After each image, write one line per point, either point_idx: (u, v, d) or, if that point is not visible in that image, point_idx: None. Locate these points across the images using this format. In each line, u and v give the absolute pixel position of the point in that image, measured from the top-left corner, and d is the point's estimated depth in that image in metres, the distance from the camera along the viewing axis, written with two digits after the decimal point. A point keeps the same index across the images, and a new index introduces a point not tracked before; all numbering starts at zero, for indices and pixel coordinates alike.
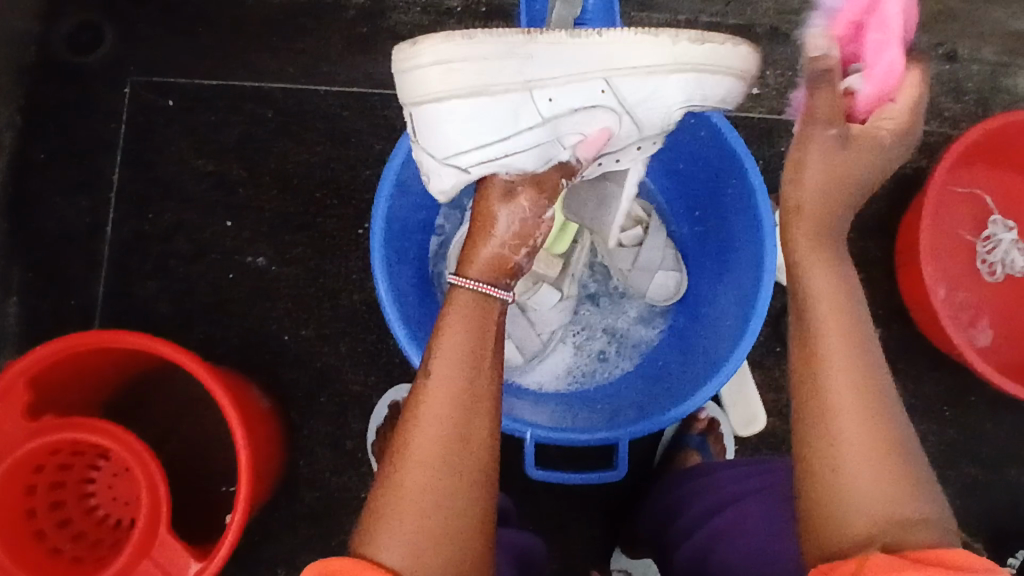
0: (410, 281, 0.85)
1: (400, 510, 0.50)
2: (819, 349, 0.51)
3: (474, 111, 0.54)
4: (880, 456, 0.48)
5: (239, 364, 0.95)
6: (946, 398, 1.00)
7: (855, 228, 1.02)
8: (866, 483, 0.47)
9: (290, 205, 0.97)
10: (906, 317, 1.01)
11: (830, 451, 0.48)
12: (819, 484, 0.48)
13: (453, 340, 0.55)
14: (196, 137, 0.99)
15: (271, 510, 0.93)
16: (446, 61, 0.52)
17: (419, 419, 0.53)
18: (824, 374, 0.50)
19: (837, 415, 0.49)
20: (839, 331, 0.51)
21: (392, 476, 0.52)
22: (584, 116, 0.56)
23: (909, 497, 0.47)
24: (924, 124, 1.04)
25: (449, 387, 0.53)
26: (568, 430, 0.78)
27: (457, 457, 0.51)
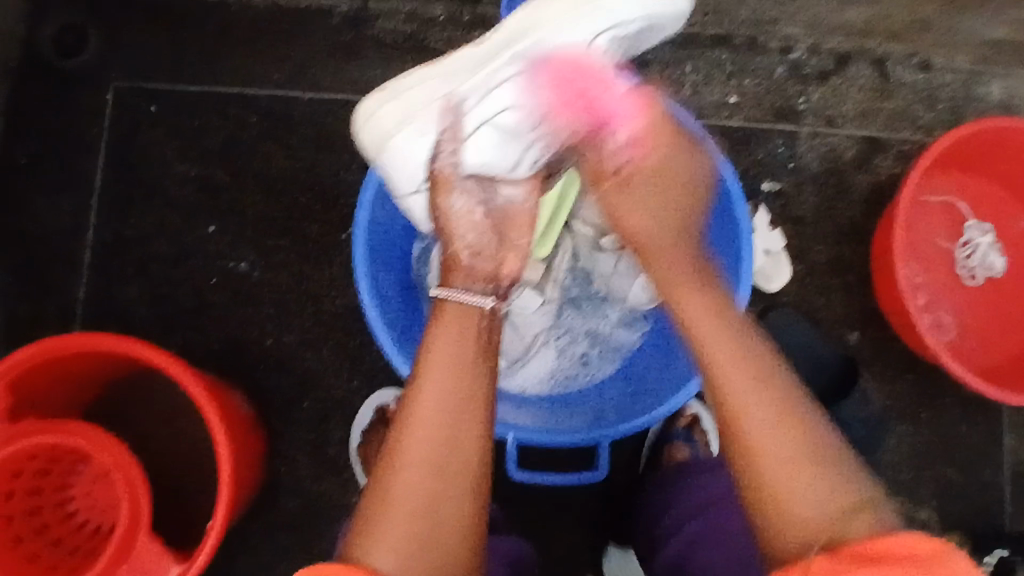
0: (392, 284, 0.86)
1: (392, 507, 0.52)
2: (718, 371, 0.57)
3: (414, 138, 0.65)
4: (806, 471, 0.52)
5: (221, 368, 0.95)
6: (922, 400, 1.01)
7: (832, 233, 1.04)
8: (795, 493, 0.52)
9: (274, 209, 0.98)
10: (881, 322, 1.03)
11: (756, 479, 0.53)
12: (756, 500, 0.53)
13: (443, 346, 0.59)
14: (179, 142, 0.99)
15: (253, 514, 0.93)
16: (377, 110, 0.66)
17: (409, 421, 0.55)
18: (739, 415, 0.55)
19: (757, 436, 0.54)
20: (740, 372, 0.56)
21: (384, 475, 0.54)
22: (507, 99, 0.63)
23: (837, 498, 0.51)
24: (898, 131, 1.07)
25: (440, 391, 0.56)
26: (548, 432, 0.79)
27: (450, 453, 0.54)
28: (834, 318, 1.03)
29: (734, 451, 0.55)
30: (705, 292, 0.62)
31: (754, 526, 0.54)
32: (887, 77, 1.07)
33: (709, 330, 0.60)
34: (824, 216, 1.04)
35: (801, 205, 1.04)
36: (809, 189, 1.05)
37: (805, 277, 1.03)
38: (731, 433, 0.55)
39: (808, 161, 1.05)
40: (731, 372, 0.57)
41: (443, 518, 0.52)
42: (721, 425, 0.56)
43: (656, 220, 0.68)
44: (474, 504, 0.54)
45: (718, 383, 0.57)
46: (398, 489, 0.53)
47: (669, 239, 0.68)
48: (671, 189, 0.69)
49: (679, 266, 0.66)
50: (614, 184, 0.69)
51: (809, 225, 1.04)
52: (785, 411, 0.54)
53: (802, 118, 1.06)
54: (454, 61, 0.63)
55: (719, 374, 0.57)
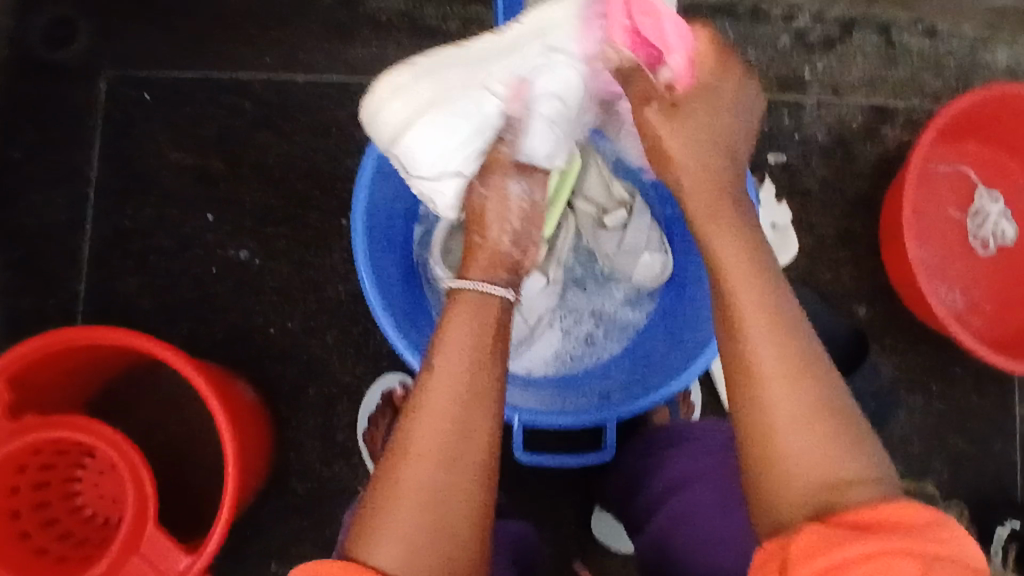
0: (394, 268, 0.85)
1: (396, 500, 0.51)
2: (734, 302, 0.53)
3: (450, 117, 0.63)
4: (818, 425, 0.49)
5: (225, 358, 0.95)
6: (933, 372, 1.00)
7: (839, 206, 1.03)
8: (795, 450, 0.48)
9: (273, 196, 0.96)
10: (891, 294, 1.01)
11: (761, 432, 0.50)
12: (755, 455, 0.50)
13: (455, 341, 0.57)
14: (174, 131, 0.97)
15: (262, 503, 0.93)
16: (399, 88, 0.64)
17: (415, 417, 0.54)
18: (752, 360, 0.51)
19: (769, 376, 0.50)
20: (761, 303, 0.52)
21: (387, 469, 0.52)
22: (548, 81, 0.65)
23: (841, 460, 0.48)
24: (906, 100, 1.04)
25: (450, 384, 0.54)
26: (556, 413, 0.78)
27: (457, 444, 0.52)
28: (844, 292, 1.01)
29: (744, 398, 0.51)
30: (725, 218, 0.56)
31: (746, 480, 0.51)
32: (894, 44, 1.05)
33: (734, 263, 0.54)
34: (831, 188, 1.03)
35: (808, 177, 1.02)
36: (816, 161, 1.03)
37: (813, 250, 1.02)
38: (738, 370, 0.51)
39: (814, 132, 1.03)
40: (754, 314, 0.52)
41: (447, 519, 0.51)
42: (730, 370, 0.52)
43: (699, 137, 0.58)
44: (479, 506, 0.52)
45: (733, 307, 0.53)
46: (402, 482, 0.51)
47: (705, 178, 0.58)
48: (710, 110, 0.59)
49: (710, 176, 0.58)
50: (660, 108, 0.60)
51: (817, 198, 1.02)
52: (802, 361, 0.50)
53: (808, 88, 1.03)
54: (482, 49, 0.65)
55: (736, 307, 0.52)
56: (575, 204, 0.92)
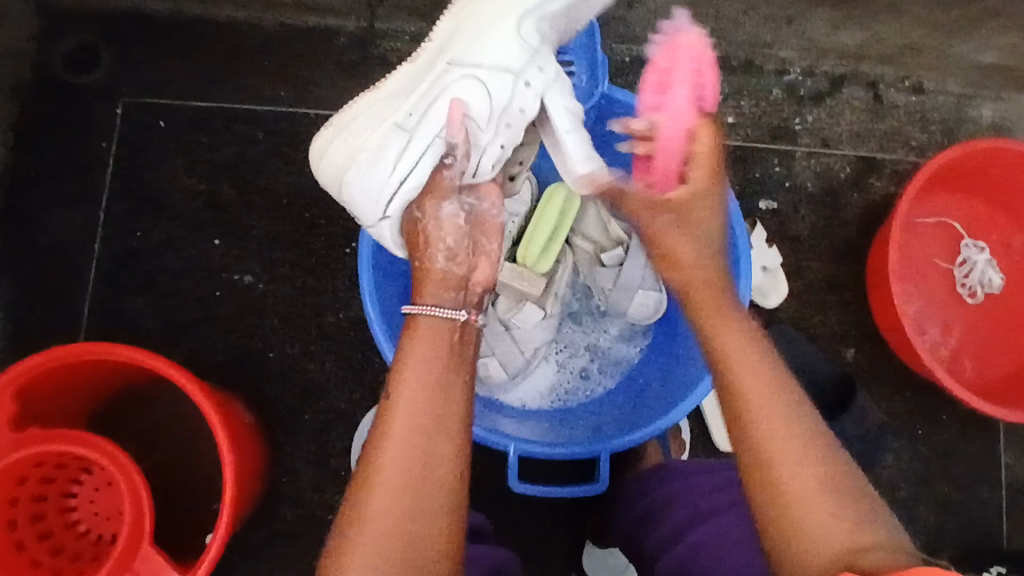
0: (395, 297, 0.86)
1: (367, 534, 0.51)
2: (737, 394, 0.55)
3: (366, 144, 0.63)
4: (831, 504, 0.50)
5: (224, 380, 0.96)
6: (919, 417, 1.02)
7: (828, 251, 1.06)
8: (813, 522, 0.50)
9: (279, 223, 0.99)
10: (877, 338, 1.04)
11: (783, 524, 0.51)
12: (774, 530, 0.51)
13: (419, 365, 0.57)
14: (187, 156, 1.00)
15: (253, 527, 0.93)
16: (338, 128, 0.67)
17: (380, 443, 0.54)
18: (759, 433, 0.53)
19: (778, 464, 0.52)
20: (768, 397, 0.54)
21: (357, 502, 0.53)
22: (458, 89, 0.61)
23: (857, 534, 0.49)
24: (892, 152, 1.09)
25: (412, 416, 0.54)
26: (551, 444, 0.80)
27: (423, 475, 0.53)
28: (831, 335, 1.04)
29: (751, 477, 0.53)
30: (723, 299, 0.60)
31: (768, 553, 0.52)
32: (881, 99, 1.10)
33: (738, 352, 0.57)
34: (820, 234, 1.06)
35: (797, 223, 1.06)
36: (805, 208, 1.06)
37: (802, 294, 1.04)
38: (755, 473, 0.53)
39: (804, 180, 1.07)
40: (760, 400, 0.54)
41: (421, 548, 0.51)
42: (738, 450, 0.54)
43: (699, 242, 0.62)
44: (446, 534, 0.52)
45: (735, 385, 0.55)
46: (372, 515, 0.52)
47: (699, 265, 0.62)
48: (704, 222, 0.62)
49: (715, 292, 0.61)
50: (669, 216, 0.62)
51: (806, 243, 1.06)
52: (810, 441, 0.53)
53: (799, 138, 1.08)
54: (397, 79, 0.65)
55: (748, 400, 0.54)
56: (573, 240, 0.94)
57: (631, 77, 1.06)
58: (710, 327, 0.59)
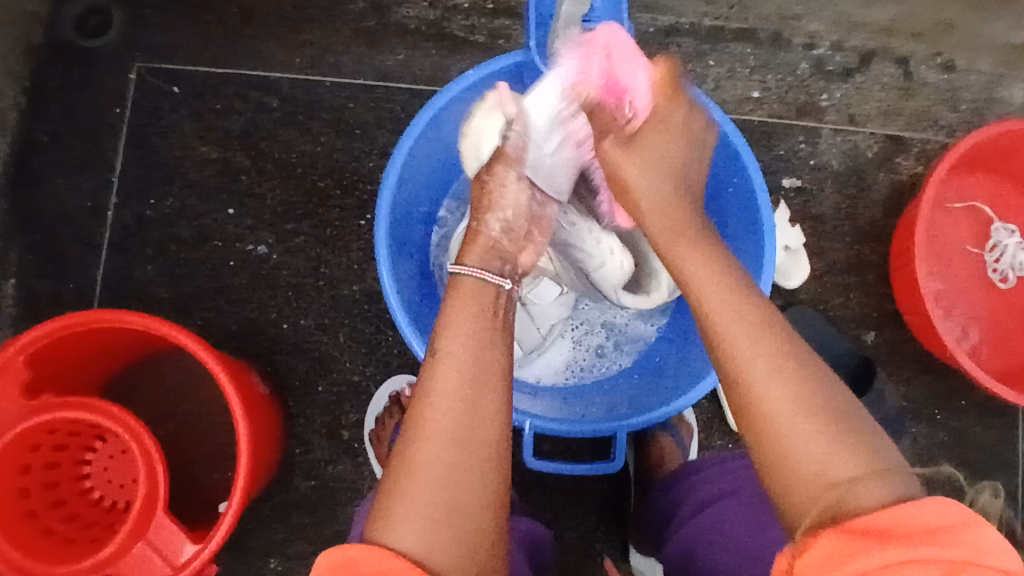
0: (411, 270, 0.86)
1: (410, 481, 0.51)
2: (715, 326, 0.56)
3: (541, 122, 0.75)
4: (828, 435, 0.50)
5: (237, 350, 0.95)
6: (938, 401, 0.99)
7: (851, 232, 1.03)
8: (807, 457, 0.49)
9: (294, 193, 0.98)
10: (900, 320, 1.01)
11: (777, 452, 0.50)
12: (771, 467, 0.51)
13: (460, 324, 0.60)
14: (200, 123, 0.99)
15: (267, 497, 0.93)
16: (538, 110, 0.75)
17: (432, 395, 0.55)
18: (745, 374, 0.53)
19: (768, 391, 0.52)
20: (748, 329, 0.55)
21: (404, 454, 0.53)
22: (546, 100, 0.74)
23: (849, 457, 0.49)
24: (921, 131, 1.06)
25: (461, 376, 0.56)
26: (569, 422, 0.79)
27: (471, 425, 0.54)
28: (853, 317, 1.01)
29: (751, 430, 0.52)
30: (689, 230, 0.65)
31: (774, 501, 0.51)
32: (911, 76, 1.06)
33: (705, 273, 0.60)
34: (844, 214, 1.04)
35: (821, 203, 1.04)
36: (830, 187, 1.04)
37: (824, 275, 1.02)
38: (744, 400, 0.53)
39: (828, 158, 1.05)
40: (741, 342, 0.54)
41: (458, 498, 0.51)
42: (736, 406, 0.53)
43: (657, 159, 0.69)
44: (494, 493, 0.53)
45: (717, 331, 0.56)
46: (416, 465, 0.52)
47: (697, 246, 0.63)
48: (663, 142, 0.70)
49: (683, 211, 0.67)
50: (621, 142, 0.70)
51: (829, 223, 1.03)
52: (802, 372, 0.52)
53: (825, 115, 1.05)
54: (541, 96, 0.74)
55: (726, 339, 0.55)
56: None
57: (655, 48, 1.03)
58: (682, 258, 0.62)
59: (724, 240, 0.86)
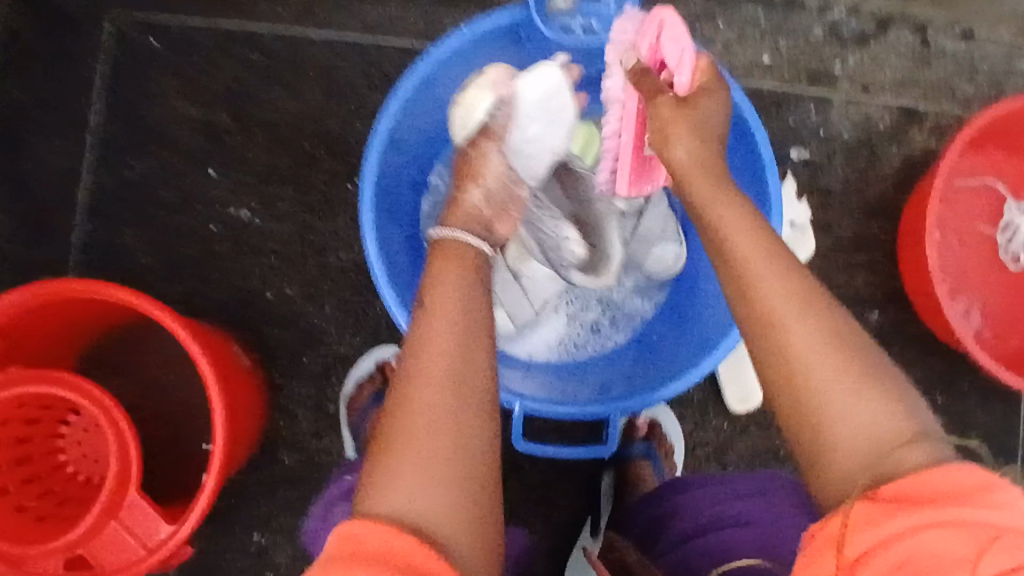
0: (399, 239, 0.82)
1: (403, 441, 0.50)
2: (747, 284, 0.52)
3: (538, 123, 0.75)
4: (862, 397, 0.45)
5: (219, 319, 0.91)
6: (940, 384, 0.97)
7: (859, 207, 0.99)
8: (840, 425, 0.45)
9: (278, 155, 0.93)
10: (905, 300, 0.98)
11: (808, 420, 0.46)
12: (803, 438, 0.47)
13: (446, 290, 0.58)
14: (181, 79, 0.94)
15: (251, 470, 0.91)
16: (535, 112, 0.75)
17: (424, 354, 0.54)
18: (777, 338, 0.49)
19: (799, 355, 0.47)
20: (782, 290, 0.50)
21: (397, 414, 0.51)
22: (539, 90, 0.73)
23: (887, 422, 0.45)
24: (935, 103, 1.01)
25: (454, 335, 0.55)
26: (560, 403, 0.76)
27: (462, 384, 0.53)
28: (856, 296, 0.98)
29: (779, 390, 0.48)
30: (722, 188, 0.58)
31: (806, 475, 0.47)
32: (928, 44, 1.01)
33: (742, 234, 0.54)
34: (853, 189, 1.00)
35: (829, 176, 1.00)
36: (839, 160, 1.00)
37: (831, 252, 0.98)
38: (775, 370, 0.48)
39: (839, 130, 1.00)
40: (772, 300, 0.50)
41: (455, 458, 0.49)
42: (773, 383, 0.48)
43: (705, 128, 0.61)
44: (487, 450, 0.51)
45: (750, 288, 0.51)
46: (411, 426, 0.50)
47: (726, 201, 0.56)
48: (705, 103, 0.62)
49: (711, 160, 0.60)
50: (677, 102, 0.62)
51: (837, 198, 0.99)
52: (840, 342, 0.47)
53: (837, 84, 1.01)
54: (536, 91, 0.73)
55: (757, 293, 0.51)
56: None
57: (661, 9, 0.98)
58: (713, 207, 0.57)
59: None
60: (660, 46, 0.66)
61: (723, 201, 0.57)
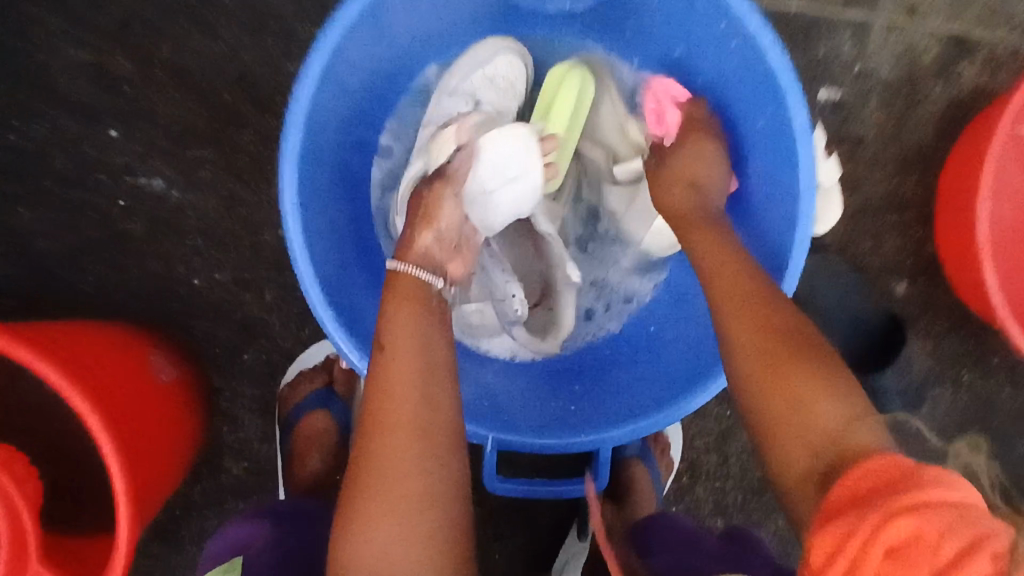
0: (336, 214, 0.70)
1: (360, 489, 0.49)
2: (729, 313, 0.53)
3: (507, 174, 0.66)
4: (824, 402, 0.45)
5: (137, 316, 0.78)
6: (965, 361, 0.86)
7: (895, 159, 0.85)
8: (812, 431, 0.45)
9: (193, 108, 0.76)
10: (937, 268, 0.86)
11: (782, 435, 0.46)
12: (781, 457, 0.46)
13: (407, 329, 0.54)
14: (66, 13, 0.75)
15: (195, 481, 0.81)
16: (507, 160, 0.66)
17: (373, 401, 0.52)
18: (749, 362, 0.49)
19: (771, 375, 0.48)
20: (753, 315, 0.51)
21: (353, 468, 0.50)
22: (510, 145, 0.66)
23: (845, 420, 0.45)
24: (994, 29, 0.84)
25: (398, 368, 0.53)
26: (538, 432, 0.65)
27: (409, 427, 0.51)
28: (883, 265, 0.85)
29: (756, 414, 0.48)
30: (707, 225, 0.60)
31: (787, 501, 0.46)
32: None
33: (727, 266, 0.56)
34: (889, 136, 0.85)
35: (863, 121, 0.85)
36: (875, 102, 0.85)
37: (857, 213, 0.85)
38: (752, 395, 0.49)
39: (878, 64, 0.84)
40: (743, 329, 0.51)
41: (408, 500, 0.49)
42: (753, 408, 0.48)
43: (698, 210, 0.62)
44: (433, 498, 0.49)
45: (731, 323, 0.52)
46: (368, 481, 0.49)
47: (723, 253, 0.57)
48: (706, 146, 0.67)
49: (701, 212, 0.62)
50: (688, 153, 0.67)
51: (870, 148, 0.85)
52: (803, 354, 0.48)
53: (879, 6, 0.83)
54: (512, 144, 0.66)
55: (736, 328, 0.52)
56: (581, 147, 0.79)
57: None
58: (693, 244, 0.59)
59: (742, 178, 0.71)
60: (664, 111, 0.73)
61: (729, 277, 0.55)
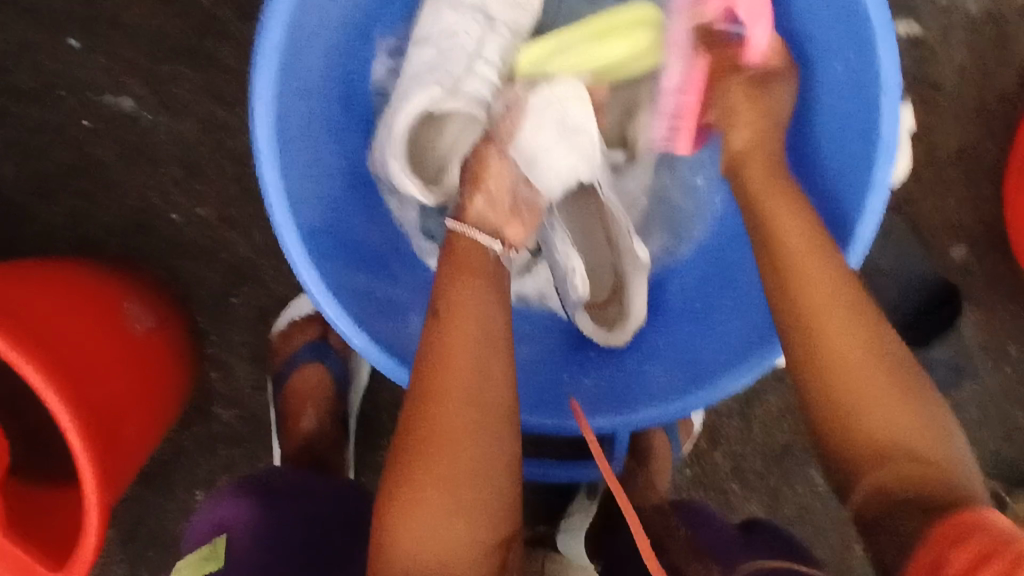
0: (321, 144, 0.61)
1: (420, 462, 0.44)
2: (792, 286, 0.47)
3: (563, 126, 0.62)
4: (904, 407, 0.43)
5: (113, 248, 0.72)
6: (1020, 334, 0.78)
7: (972, 106, 0.76)
8: (899, 436, 0.42)
9: (164, 17, 0.70)
10: (1003, 231, 0.78)
11: (858, 436, 0.43)
12: (852, 458, 0.43)
13: (466, 310, 0.48)
14: None
15: (182, 427, 0.75)
16: (564, 113, 0.62)
17: (441, 371, 0.46)
18: (824, 347, 0.45)
19: (852, 365, 0.44)
20: (820, 295, 0.46)
21: (416, 443, 0.45)
22: (566, 96, 0.62)
23: (923, 426, 0.43)
24: None
25: (466, 346, 0.47)
26: (560, 406, 0.58)
27: (478, 399, 0.46)
28: (944, 225, 0.77)
29: (831, 410, 0.44)
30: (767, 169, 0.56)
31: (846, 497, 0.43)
32: None
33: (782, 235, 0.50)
34: (968, 80, 0.75)
35: (942, 62, 0.75)
36: (958, 39, 0.75)
37: (923, 165, 0.76)
38: (825, 387, 0.44)
39: None
40: (812, 309, 0.46)
41: (476, 472, 0.44)
42: (827, 405, 0.44)
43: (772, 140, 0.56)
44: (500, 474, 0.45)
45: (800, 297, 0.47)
46: (435, 455, 0.44)
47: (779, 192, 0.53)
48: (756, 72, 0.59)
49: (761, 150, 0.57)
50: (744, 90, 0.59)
51: (947, 93, 0.75)
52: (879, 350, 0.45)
53: None
54: (564, 94, 0.62)
55: (801, 307, 0.46)
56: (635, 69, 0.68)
57: None
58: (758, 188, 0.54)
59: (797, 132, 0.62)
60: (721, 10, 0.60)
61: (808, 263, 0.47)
